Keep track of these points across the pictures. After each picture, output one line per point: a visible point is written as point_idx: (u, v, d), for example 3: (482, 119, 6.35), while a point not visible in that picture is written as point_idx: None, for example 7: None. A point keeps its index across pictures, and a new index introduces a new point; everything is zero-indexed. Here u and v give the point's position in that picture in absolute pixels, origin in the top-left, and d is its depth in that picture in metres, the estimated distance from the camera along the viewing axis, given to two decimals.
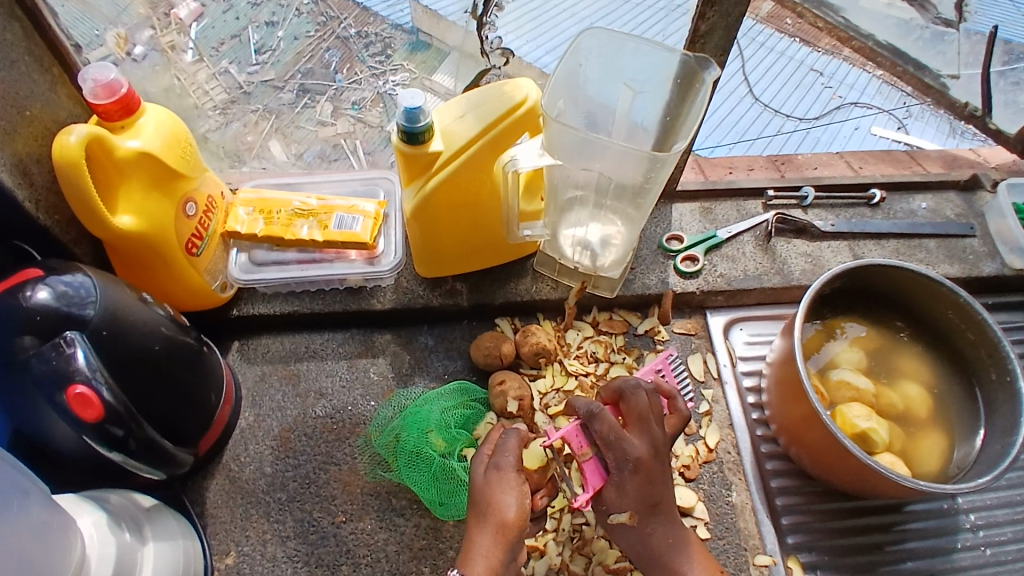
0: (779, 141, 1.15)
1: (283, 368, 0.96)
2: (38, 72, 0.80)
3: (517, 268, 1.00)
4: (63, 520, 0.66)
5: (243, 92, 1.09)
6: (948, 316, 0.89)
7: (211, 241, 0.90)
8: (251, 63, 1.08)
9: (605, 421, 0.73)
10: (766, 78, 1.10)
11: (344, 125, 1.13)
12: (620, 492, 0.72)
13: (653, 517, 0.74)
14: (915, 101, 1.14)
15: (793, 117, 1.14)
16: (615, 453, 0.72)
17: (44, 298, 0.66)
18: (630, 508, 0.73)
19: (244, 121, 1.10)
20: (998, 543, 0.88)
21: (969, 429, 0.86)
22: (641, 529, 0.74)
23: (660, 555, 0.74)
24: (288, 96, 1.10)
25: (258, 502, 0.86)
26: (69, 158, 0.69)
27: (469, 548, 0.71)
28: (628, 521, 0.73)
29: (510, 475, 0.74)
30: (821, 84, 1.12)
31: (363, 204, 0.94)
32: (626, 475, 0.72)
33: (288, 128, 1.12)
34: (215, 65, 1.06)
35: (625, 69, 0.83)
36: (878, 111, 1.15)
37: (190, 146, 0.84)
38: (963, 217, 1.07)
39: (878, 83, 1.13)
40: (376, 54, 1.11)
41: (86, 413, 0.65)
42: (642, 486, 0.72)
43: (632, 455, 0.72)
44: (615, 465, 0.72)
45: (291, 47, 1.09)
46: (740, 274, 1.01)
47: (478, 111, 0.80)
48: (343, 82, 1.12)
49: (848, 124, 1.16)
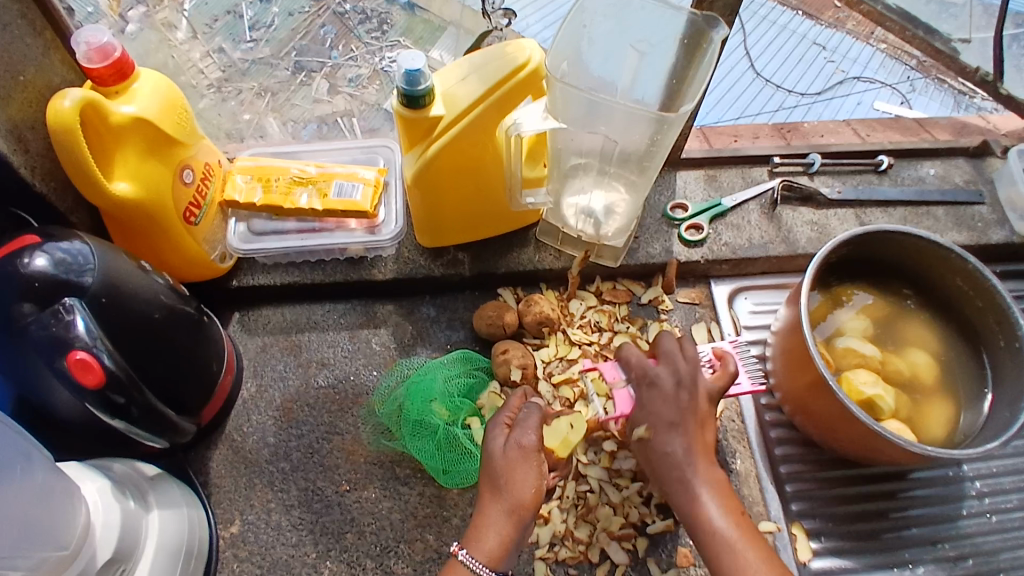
0: (783, 115, 1.15)
1: (285, 339, 0.95)
2: (32, 37, 0.78)
3: (519, 238, 0.99)
4: (68, 485, 0.65)
5: (238, 70, 1.10)
6: (957, 282, 0.88)
7: (208, 210, 0.89)
8: (245, 39, 1.11)
9: (632, 349, 0.81)
10: (766, 54, 1.15)
11: (341, 102, 1.12)
12: (641, 406, 0.76)
13: (676, 435, 0.73)
14: (918, 74, 1.18)
15: (795, 91, 1.16)
16: (634, 368, 0.79)
17: (42, 265, 0.65)
18: (646, 420, 0.75)
19: (239, 99, 1.10)
20: (1004, 510, 0.88)
21: (976, 396, 0.85)
22: (662, 444, 0.73)
23: (682, 484, 0.71)
24: (285, 73, 1.12)
25: (261, 472, 0.86)
26: (64, 122, 0.68)
27: (482, 522, 0.69)
28: (646, 435, 0.75)
29: (532, 455, 0.71)
30: (823, 58, 1.16)
31: (362, 172, 0.93)
32: (647, 390, 0.76)
33: (283, 106, 1.12)
34: (209, 42, 1.09)
35: (630, 30, 0.81)
36: (880, 85, 1.17)
37: (186, 111, 0.83)
38: (971, 183, 1.06)
39: (882, 56, 1.17)
40: (372, 30, 1.14)
41: (87, 378, 0.65)
42: (661, 401, 0.75)
43: (651, 373, 0.77)
44: (636, 384, 0.78)
45: (286, 24, 1.13)
46: (745, 243, 1.00)
47: (481, 73, 0.79)
48: (340, 59, 1.13)
49: (851, 99, 1.17)
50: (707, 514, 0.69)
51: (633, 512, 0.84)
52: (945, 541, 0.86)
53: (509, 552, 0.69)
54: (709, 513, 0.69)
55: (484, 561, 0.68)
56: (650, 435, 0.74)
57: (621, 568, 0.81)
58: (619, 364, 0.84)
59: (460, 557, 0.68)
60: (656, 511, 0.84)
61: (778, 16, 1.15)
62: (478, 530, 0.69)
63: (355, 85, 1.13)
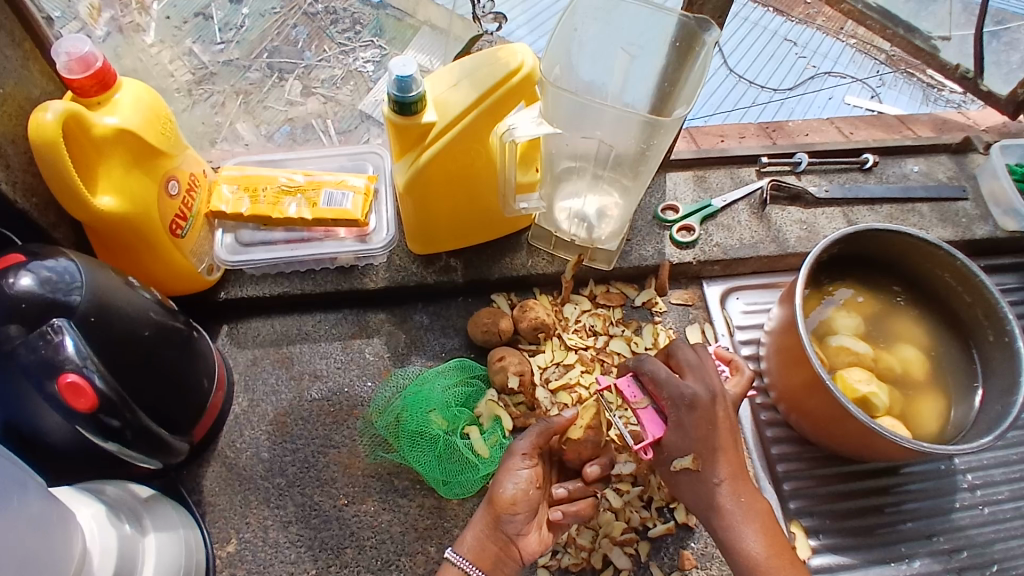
0: (755, 112, 1.16)
1: (276, 351, 0.93)
2: (10, 47, 0.75)
3: (512, 242, 0.99)
4: (63, 514, 0.63)
5: (208, 73, 1.08)
6: (945, 278, 0.89)
7: (195, 222, 0.86)
8: (216, 41, 1.10)
9: (656, 363, 0.76)
10: (740, 51, 1.15)
11: (314, 104, 1.10)
12: (681, 433, 0.74)
13: (718, 464, 0.74)
14: (887, 69, 1.18)
15: (767, 87, 1.16)
16: (670, 391, 0.74)
17: (28, 285, 0.63)
18: (692, 450, 0.74)
19: (211, 102, 1.07)
20: (996, 501, 0.90)
21: (966, 390, 0.86)
22: (705, 476, 0.74)
23: (723, 516, 0.73)
24: (256, 75, 1.10)
25: (256, 488, 0.85)
26: (46, 137, 0.66)
27: (474, 525, 0.74)
28: (691, 466, 0.74)
29: (516, 458, 0.74)
30: (795, 54, 1.15)
31: (352, 179, 0.92)
32: (686, 412, 0.74)
33: (256, 109, 1.09)
34: (178, 44, 1.07)
35: (621, 33, 0.81)
36: (851, 80, 1.18)
37: (170, 121, 0.81)
38: (955, 180, 1.08)
39: (851, 52, 1.17)
40: (345, 31, 1.14)
41: (79, 403, 0.63)
42: (701, 426, 0.74)
43: (686, 392, 0.74)
44: (670, 403, 0.74)
45: (257, 24, 1.12)
46: (736, 243, 1.00)
47: (473, 78, 0.77)
48: (313, 59, 1.12)
49: (822, 94, 1.18)
50: (750, 547, 0.71)
51: (635, 516, 0.84)
52: (940, 534, 0.87)
53: (495, 555, 0.72)
54: (750, 546, 0.71)
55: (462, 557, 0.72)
56: (696, 467, 0.74)
57: (623, 573, 0.82)
58: (644, 380, 0.77)
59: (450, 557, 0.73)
60: (657, 515, 0.84)
61: (751, 12, 1.16)
62: (472, 534, 0.73)
63: (329, 86, 1.11)
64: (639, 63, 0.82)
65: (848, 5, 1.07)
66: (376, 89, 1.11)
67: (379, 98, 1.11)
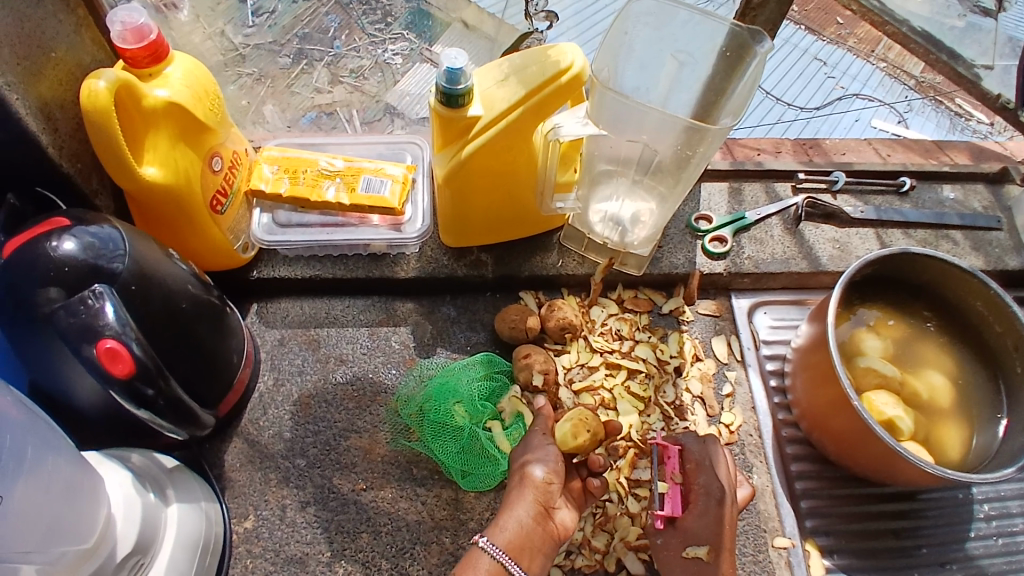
0: (781, 129, 1.17)
1: (303, 333, 0.94)
2: (64, 13, 0.77)
3: (543, 241, 0.99)
4: (94, 482, 0.64)
5: (238, 55, 1.08)
6: (977, 306, 0.89)
7: (234, 200, 0.87)
8: (247, 24, 1.08)
9: (704, 447, 0.81)
10: (772, 70, 1.17)
11: (340, 93, 1.12)
12: (703, 522, 0.77)
13: (726, 562, 0.75)
14: (916, 95, 1.19)
15: (795, 105, 1.17)
16: (707, 478, 0.79)
17: (71, 250, 0.64)
18: (709, 541, 0.76)
19: (240, 84, 1.08)
20: (1011, 533, 0.89)
21: (991, 421, 0.86)
22: (713, 570, 0.74)
23: None
24: (287, 60, 1.11)
25: (277, 467, 0.85)
26: (98, 105, 0.66)
27: (528, 544, 0.72)
28: (705, 557, 0.75)
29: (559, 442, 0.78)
30: (824, 73, 1.17)
31: (390, 168, 0.92)
32: (713, 504, 0.77)
33: (282, 93, 1.11)
34: (211, 25, 1.05)
35: (673, 40, 0.81)
36: (879, 103, 1.18)
37: (217, 98, 0.82)
38: (990, 209, 1.07)
39: (881, 75, 1.18)
40: (376, 22, 1.13)
41: (116, 368, 0.63)
42: (719, 521, 0.76)
43: (719, 486, 0.78)
44: (704, 494, 0.78)
45: (289, 10, 1.11)
46: (767, 257, 1.00)
47: (521, 76, 0.77)
48: (342, 49, 1.12)
49: (849, 115, 1.18)
50: None
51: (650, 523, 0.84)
52: (953, 562, 0.86)
53: (530, 548, 0.72)
54: None
55: (503, 542, 0.72)
56: (709, 559, 0.75)
57: None
58: (690, 461, 0.81)
59: (482, 544, 0.72)
60: None
61: (786, 30, 1.17)
62: (524, 556, 0.72)
63: (356, 76, 1.12)
64: (687, 70, 0.82)
65: (893, 27, 1.08)
66: (403, 83, 1.12)
67: (405, 91, 1.12)
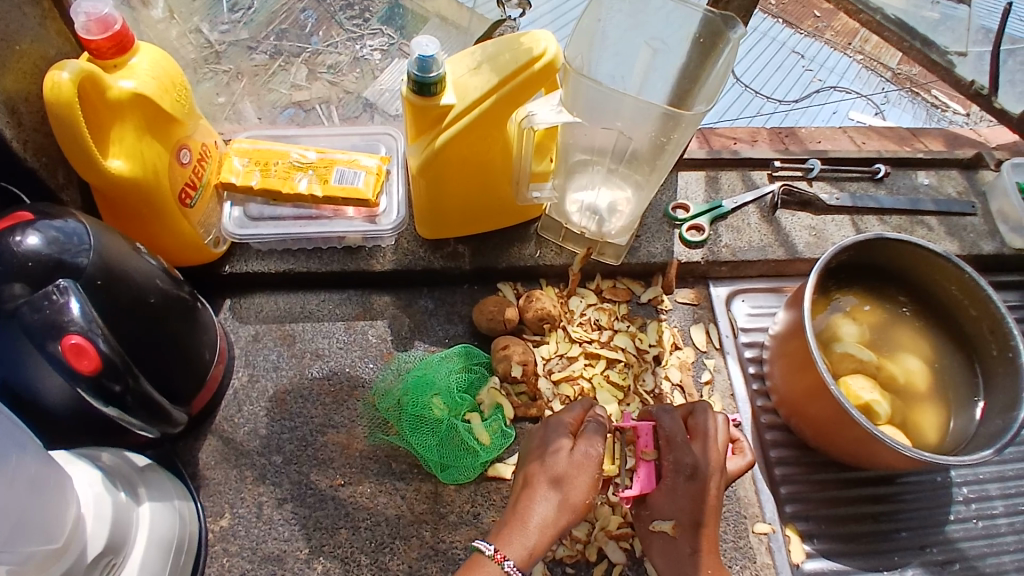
0: (760, 121, 1.17)
1: (278, 328, 0.93)
2: (30, 5, 0.75)
3: (520, 232, 0.98)
4: (60, 478, 0.62)
5: (215, 52, 1.05)
6: (951, 290, 0.89)
7: (204, 193, 0.86)
8: (222, 21, 1.06)
9: (674, 421, 0.78)
10: (748, 62, 1.18)
11: (318, 88, 1.09)
12: (670, 499, 0.75)
13: (695, 538, 0.74)
14: (893, 87, 1.20)
15: (773, 98, 1.17)
16: (676, 456, 0.76)
17: (35, 244, 0.62)
18: (673, 517, 0.74)
19: (216, 81, 1.06)
20: (990, 516, 0.90)
21: (966, 403, 0.86)
22: (678, 545, 0.74)
23: None
24: (262, 56, 1.08)
25: (253, 464, 0.84)
26: (61, 96, 0.64)
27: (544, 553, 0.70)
28: (669, 531, 0.75)
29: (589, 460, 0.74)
30: (801, 67, 1.18)
31: (363, 159, 0.92)
32: (684, 481, 0.75)
33: (260, 90, 1.08)
34: (187, 22, 1.03)
35: (647, 27, 0.80)
36: (856, 96, 1.19)
37: (184, 89, 0.80)
38: (964, 195, 1.08)
39: (858, 67, 1.19)
40: (353, 18, 1.11)
41: (82, 364, 0.61)
42: (692, 500, 0.74)
43: (689, 462, 0.75)
44: (672, 470, 0.75)
45: (266, 6, 1.09)
46: (744, 245, 1.00)
47: (494, 63, 0.77)
48: (319, 45, 1.10)
49: (828, 107, 1.18)
50: None
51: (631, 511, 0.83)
52: (932, 545, 0.87)
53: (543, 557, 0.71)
54: None
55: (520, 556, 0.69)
56: (674, 534, 0.74)
57: (618, 567, 0.81)
58: (661, 436, 0.78)
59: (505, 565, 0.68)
60: None
61: (762, 23, 1.19)
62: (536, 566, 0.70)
63: (335, 72, 1.10)
64: (662, 58, 0.82)
65: (867, 15, 1.07)
66: (382, 78, 1.11)
67: (384, 88, 1.11)
